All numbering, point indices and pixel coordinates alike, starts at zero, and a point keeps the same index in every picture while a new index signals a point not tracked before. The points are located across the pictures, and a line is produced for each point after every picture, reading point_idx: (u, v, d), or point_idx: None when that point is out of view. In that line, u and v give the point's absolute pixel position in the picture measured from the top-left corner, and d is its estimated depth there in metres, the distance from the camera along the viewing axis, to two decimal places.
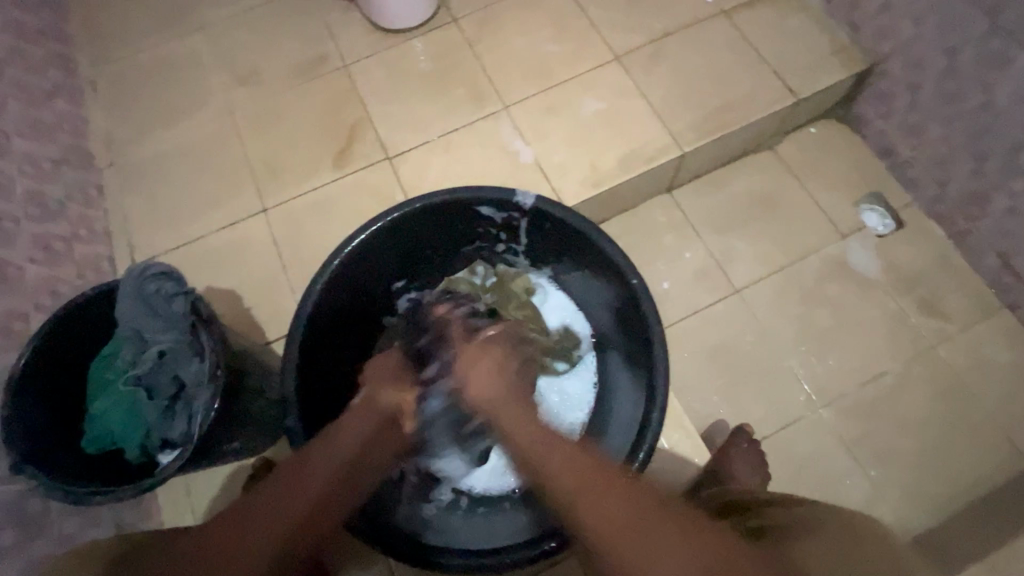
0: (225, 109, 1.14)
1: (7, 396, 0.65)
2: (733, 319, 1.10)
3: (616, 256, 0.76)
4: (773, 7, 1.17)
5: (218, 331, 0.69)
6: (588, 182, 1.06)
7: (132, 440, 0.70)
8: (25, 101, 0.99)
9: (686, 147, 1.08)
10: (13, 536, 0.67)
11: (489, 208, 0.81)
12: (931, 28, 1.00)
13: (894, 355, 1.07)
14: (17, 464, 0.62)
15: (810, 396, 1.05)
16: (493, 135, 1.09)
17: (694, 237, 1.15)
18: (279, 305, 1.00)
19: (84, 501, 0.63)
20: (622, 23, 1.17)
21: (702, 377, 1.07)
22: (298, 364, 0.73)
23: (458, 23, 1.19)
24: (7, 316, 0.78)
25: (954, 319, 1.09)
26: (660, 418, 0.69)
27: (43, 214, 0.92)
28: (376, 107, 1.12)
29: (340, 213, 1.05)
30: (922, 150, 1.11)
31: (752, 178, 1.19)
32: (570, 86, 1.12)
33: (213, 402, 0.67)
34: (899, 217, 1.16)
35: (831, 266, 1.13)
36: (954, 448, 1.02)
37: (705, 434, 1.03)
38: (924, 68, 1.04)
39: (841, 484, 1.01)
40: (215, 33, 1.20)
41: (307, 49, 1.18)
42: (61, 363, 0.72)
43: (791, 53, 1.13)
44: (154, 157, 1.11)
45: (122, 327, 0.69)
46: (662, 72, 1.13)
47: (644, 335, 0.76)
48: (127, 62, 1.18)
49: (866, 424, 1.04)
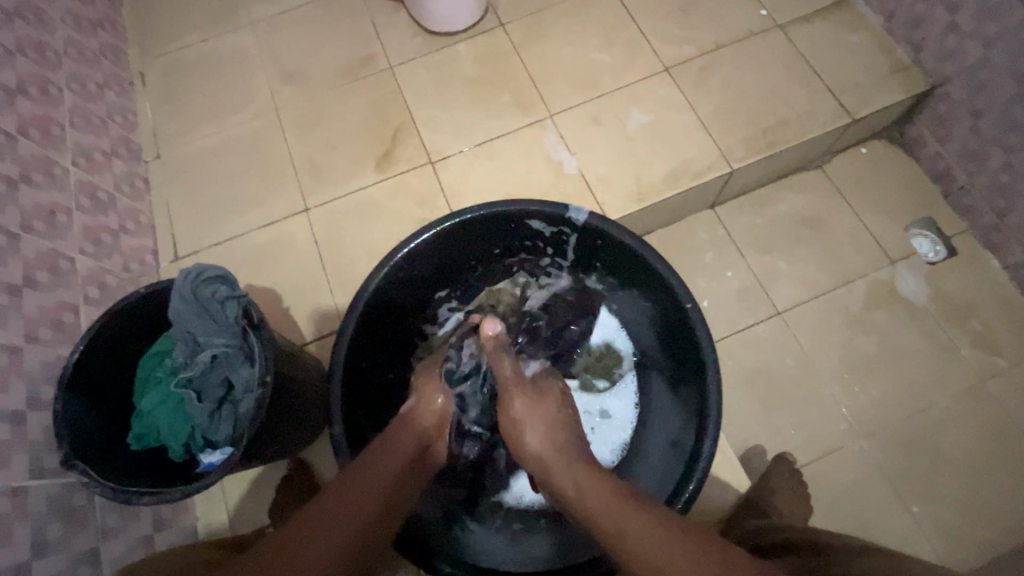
0: (271, 106, 1.14)
1: (61, 391, 0.65)
2: (774, 342, 1.07)
3: (669, 276, 0.74)
4: (830, 23, 1.14)
5: (268, 337, 0.69)
6: (633, 196, 1.04)
7: (177, 440, 0.70)
8: (79, 92, 1.01)
9: (735, 164, 1.06)
10: (60, 528, 0.68)
11: (539, 221, 0.80)
12: (1000, 52, 0.96)
13: (940, 388, 1.04)
14: (68, 460, 0.63)
15: (851, 425, 1.03)
16: (538, 143, 1.08)
17: (737, 256, 1.13)
18: (318, 306, 1.00)
19: (131, 500, 0.63)
20: (673, 34, 1.15)
21: (740, 400, 1.05)
22: (343, 373, 0.72)
23: (506, 28, 1.17)
24: (59, 307, 0.79)
25: (1006, 354, 1.05)
26: (712, 447, 0.68)
27: (93, 206, 0.93)
28: (420, 111, 1.12)
29: (381, 217, 1.05)
30: (981, 178, 1.07)
31: (798, 197, 1.16)
32: (617, 97, 1.11)
33: (259, 408, 0.67)
34: (951, 245, 1.12)
35: (878, 292, 1.10)
36: (1001, 489, 0.98)
37: (741, 458, 1.01)
38: (989, 93, 1.00)
39: (881, 518, 0.98)
40: (264, 30, 1.21)
41: (353, 50, 1.18)
42: (109, 359, 0.72)
43: (848, 71, 1.10)
44: (200, 152, 1.11)
45: (176, 328, 0.70)
46: (713, 86, 1.11)
47: (694, 359, 0.74)
48: (177, 57, 1.19)
49: (908, 458, 1.01)
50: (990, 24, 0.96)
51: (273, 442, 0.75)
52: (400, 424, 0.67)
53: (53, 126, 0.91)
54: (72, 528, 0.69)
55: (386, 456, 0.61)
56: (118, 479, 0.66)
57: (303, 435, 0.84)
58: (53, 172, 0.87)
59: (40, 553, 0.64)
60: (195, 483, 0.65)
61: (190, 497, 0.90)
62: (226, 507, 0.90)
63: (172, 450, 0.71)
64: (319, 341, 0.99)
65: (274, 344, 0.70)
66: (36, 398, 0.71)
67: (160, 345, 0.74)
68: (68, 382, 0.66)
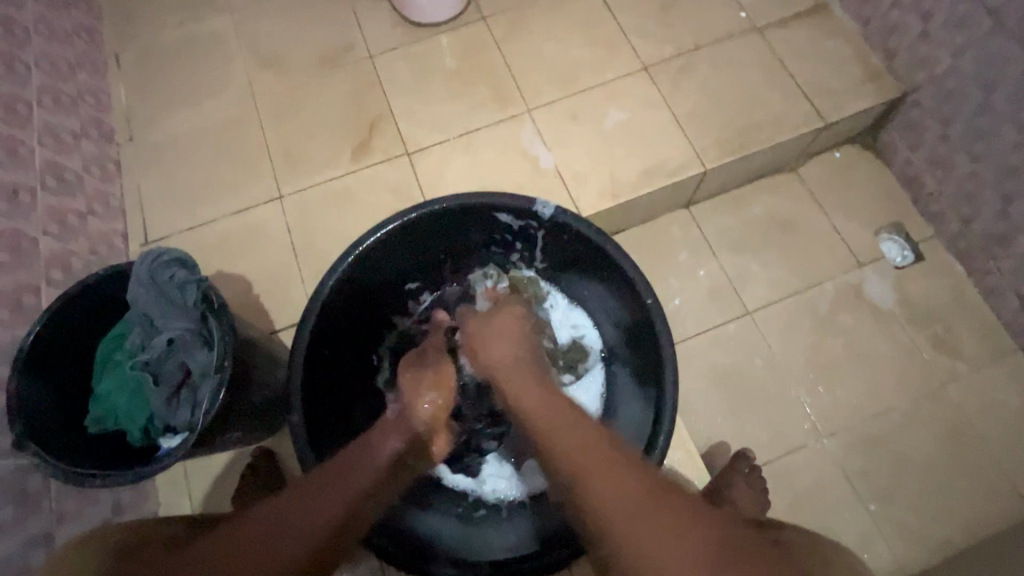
0: (247, 92, 1.13)
1: (14, 373, 0.65)
2: (743, 340, 1.09)
3: (631, 271, 0.75)
4: (807, 28, 1.15)
5: (227, 322, 0.69)
6: (607, 193, 1.05)
7: (135, 424, 0.70)
8: (49, 71, 0.99)
9: (709, 164, 1.07)
10: (12, 510, 0.67)
11: (507, 214, 0.81)
12: (968, 62, 0.98)
13: (901, 390, 1.06)
14: (20, 442, 0.63)
15: (814, 425, 1.04)
16: (515, 137, 1.08)
17: (710, 255, 1.14)
18: (288, 294, 1.00)
19: (84, 483, 0.63)
20: (652, 34, 1.16)
21: (707, 399, 1.06)
22: (304, 362, 0.72)
23: (487, 21, 1.17)
24: (19, 288, 0.78)
25: (967, 359, 1.07)
26: (666, 441, 0.69)
27: (59, 187, 0.92)
28: (398, 102, 1.11)
29: (356, 207, 1.05)
30: (948, 185, 1.09)
31: (771, 199, 1.17)
32: (595, 94, 1.11)
33: (216, 392, 0.67)
34: (918, 250, 1.14)
35: (846, 294, 1.11)
36: (956, 490, 1.01)
37: (705, 455, 1.03)
38: (957, 102, 1.02)
39: (839, 517, 1.00)
40: (243, 15, 1.20)
41: (334, 38, 1.17)
42: (67, 342, 0.72)
43: (823, 76, 1.11)
44: (173, 136, 1.10)
45: (134, 311, 0.70)
46: (690, 86, 1.11)
47: (654, 354, 0.75)
48: (153, 39, 1.18)
49: (868, 458, 1.03)
50: (958, 35, 0.98)
51: (233, 428, 0.75)
52: (383, 427, 0.69)
53: (19, 104, 0.89)
54: (24, 510, 0.69)
55: (364, 458, 0.63)
56: (72, 461, 0.66)
57: (268, 422, 0.84)
58: (18, 151, 0.86)
59: None
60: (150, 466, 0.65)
61: (153, 482, 0.90)
62: (189, 494, 0.89)
63: (131, 433, 0.71)
64: (288, 329, 0.99)
65: (234, 330, 0.70)
66: None
67: (119, 330, 0.73)
68: (23, 364, 0.66)
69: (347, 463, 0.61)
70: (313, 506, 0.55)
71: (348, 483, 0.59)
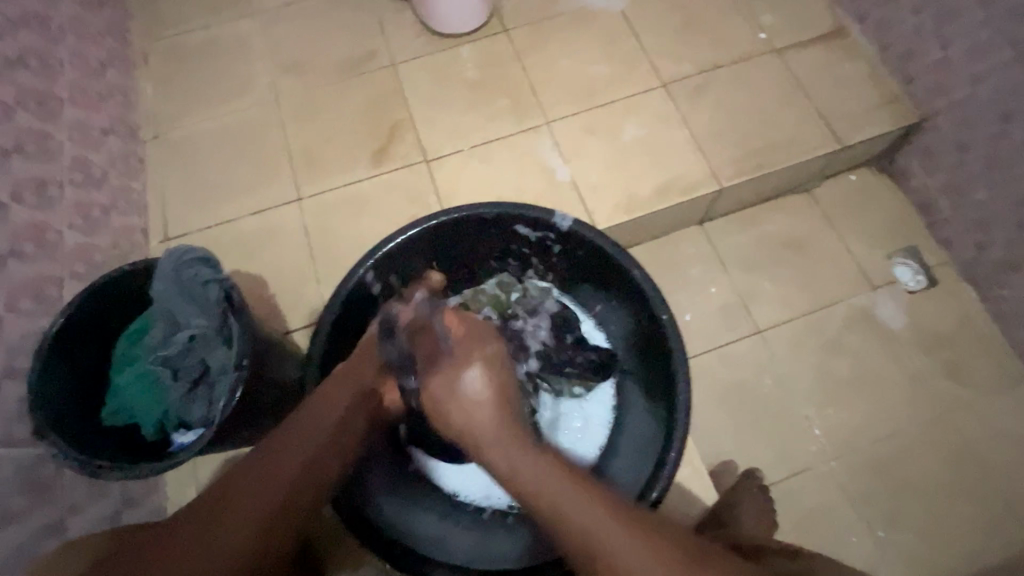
0: (271, 94, 1.15)
1: (37, 362, 0.66)
2: (753, 359, 1.09)
3: (649, 289, 0.75)
4: (825, 51, 1.16)
5: (248, 320, 0.70)
6: (622, 207, 1.05)
7: (150, 417, 0.71)
8: (80, 68, 1.01)
9: (724, 182, 1.07)
10: (27, 499, 0.68)
11: (526, 227, 0.82)
12: (986, 90, 0.99)
13: (911, 415, 1.05)
14: (39, 432, 0.64)
15: (822, 446, 1.04)
16: (533, 148, 1.09)
17: (722, 271, 1.14)
18: (302, 294, 1.01)
19: (100, 475, 0.64)
20: (672, 51, 1.17)
21: (715, 416, 1.06)
22: (319, 362, 0.73)
23: (509, 34, 1.19)
24: (42, 279, 0.79)
25: (979, 386, 1.07)
26: (677, 457, 0.69)
27: (86, 181, 0.94)
28: (418, 109, 1.13)
29: (374, 211, 1.06)
30: (963, 211, 1.09)
31: (785, 218, 1.18)
32: (614, 109, 1.12)
33: (234, 389, 0.68)
34: (931, 274, 1.14)
35: (857, 316, 1.11)
36: (965, 519, 1.00)
37: (712, 472, 1.03)
38: (974, 128, 1.03)
39: (846, 540, 0.99)
40: (270, 19, 1.22)
41: (357, 45, 1.19)
42: (88, 333, 0.73)
43: (840, 98, 1.12)
44: (197, 136, 1.12)
45: (156, 307, 0.71)
46: (707, 105, 1.12)
47: (667, 368, 0.76)
48: (182, 40, 1.20)
49: (875, 482, 1.02)
50: (977, 63, 0.99)
51: (247, 426, 0.76)
52: (333, 387, 0.66)
53: (51, 99, 0.91)
54: (38, 499, 0.70)
55: (298, 435, 0.62)
56: (87, 454, 0.67)
57: (280, 423, 0.85)
58: (48, 145, 0.88)
59: (7, 521, 0.65)
60: (165, 461, 0.66)
61: (161, 476, 0.90)
62: (198, 489, 0.90)
63: (145, 426, 0.72)
64: (301, 330, 1.00)
65: (253, 329, 0.72)
66: (12, 367, 0.72)
67: (139, 323, 0.75)
68: (45, 355, 0.67)
69: (279, 448, 0.60)
70: (252, 506, 0.56)
71: (281, 482, 0.58)
